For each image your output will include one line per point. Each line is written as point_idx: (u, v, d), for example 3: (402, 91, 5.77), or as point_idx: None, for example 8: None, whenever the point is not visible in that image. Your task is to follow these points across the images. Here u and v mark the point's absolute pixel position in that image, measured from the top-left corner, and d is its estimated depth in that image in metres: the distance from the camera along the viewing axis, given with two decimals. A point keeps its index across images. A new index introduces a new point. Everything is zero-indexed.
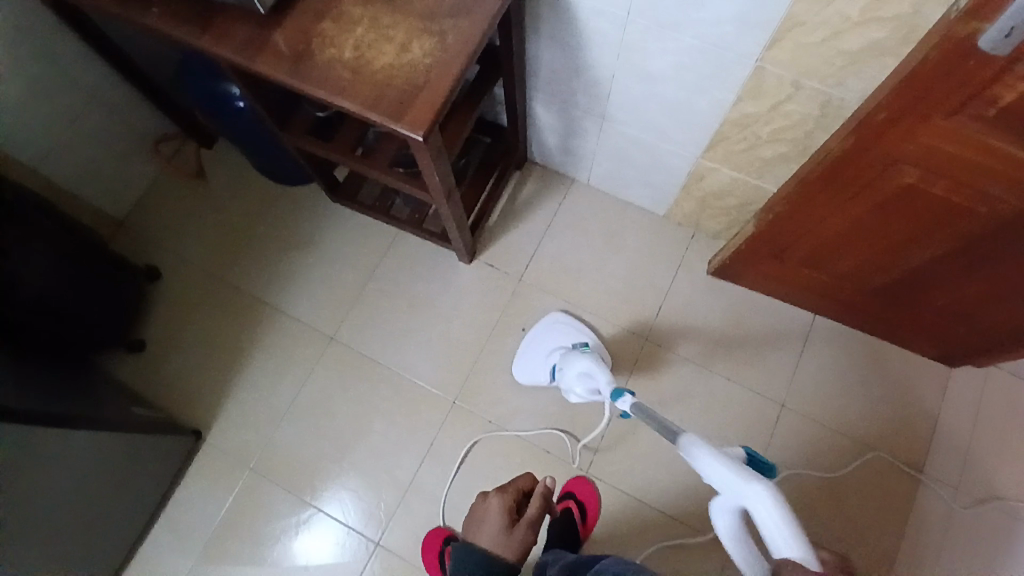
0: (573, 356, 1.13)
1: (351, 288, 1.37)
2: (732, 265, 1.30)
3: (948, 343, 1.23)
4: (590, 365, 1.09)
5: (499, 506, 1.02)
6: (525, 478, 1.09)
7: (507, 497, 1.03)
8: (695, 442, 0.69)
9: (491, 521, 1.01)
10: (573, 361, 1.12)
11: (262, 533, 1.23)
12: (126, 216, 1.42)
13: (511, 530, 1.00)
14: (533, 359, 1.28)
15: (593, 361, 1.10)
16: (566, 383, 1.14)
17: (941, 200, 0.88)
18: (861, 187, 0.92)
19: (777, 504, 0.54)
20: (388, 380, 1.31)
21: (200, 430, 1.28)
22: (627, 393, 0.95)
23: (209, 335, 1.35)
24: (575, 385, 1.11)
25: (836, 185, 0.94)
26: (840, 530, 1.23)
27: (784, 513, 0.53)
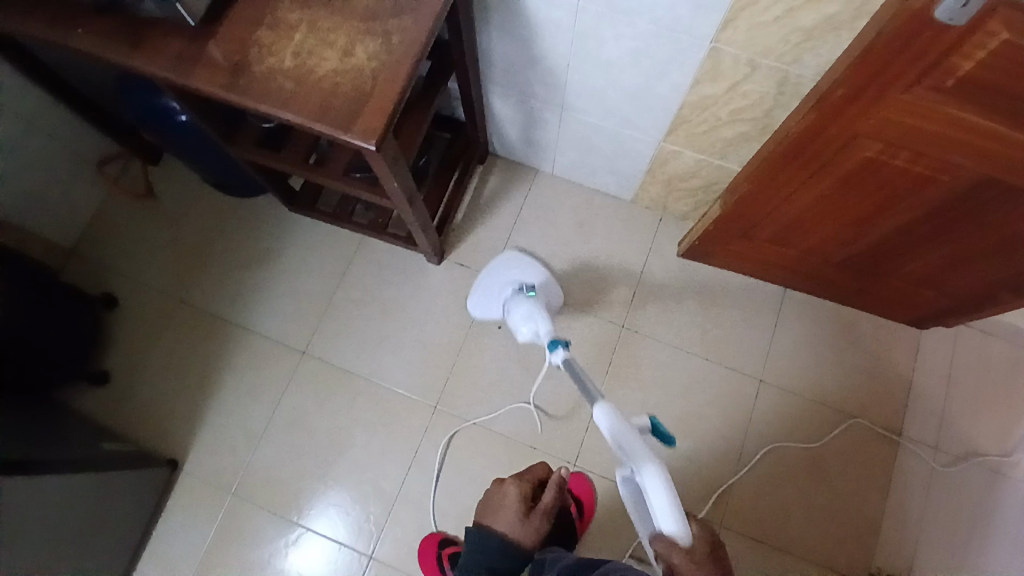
0: (520, 300, 1.15)
1: (319, 299, 1.33)
2: (702, 247, 1.30)
3: (917, 307, 1.25)
4: (534, 311, 1.11)
5: (517, 494, 1.02)
6: (541, 467, 1.08)
7: (524, 486, 1.03)
8: (611, 414, 0.83)
9: (507, 506, 1.01)
10: (519, 306, 1.13)
11: (251, 558, 1.20)
12: (74, 244, 1.36)
13: (527, 518, 1.00)
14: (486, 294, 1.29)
15: (538, 308, 1.12)
16: (512, 324, 1.16)
17: (902, 172, 0.88)
18: (823, 164, 0.92)
19: (667, 494, 0.74)
20: (366, 390, 1.28)
21: (176, 460, 1.24)
22: (560, 345, 1.00)
23: (175, 361, 1.30)
24: (520, 328, 1.12)
25: (799, 164, 0.94)
26: (826, 498, 1.25)
27: (670, 502, 0.74)
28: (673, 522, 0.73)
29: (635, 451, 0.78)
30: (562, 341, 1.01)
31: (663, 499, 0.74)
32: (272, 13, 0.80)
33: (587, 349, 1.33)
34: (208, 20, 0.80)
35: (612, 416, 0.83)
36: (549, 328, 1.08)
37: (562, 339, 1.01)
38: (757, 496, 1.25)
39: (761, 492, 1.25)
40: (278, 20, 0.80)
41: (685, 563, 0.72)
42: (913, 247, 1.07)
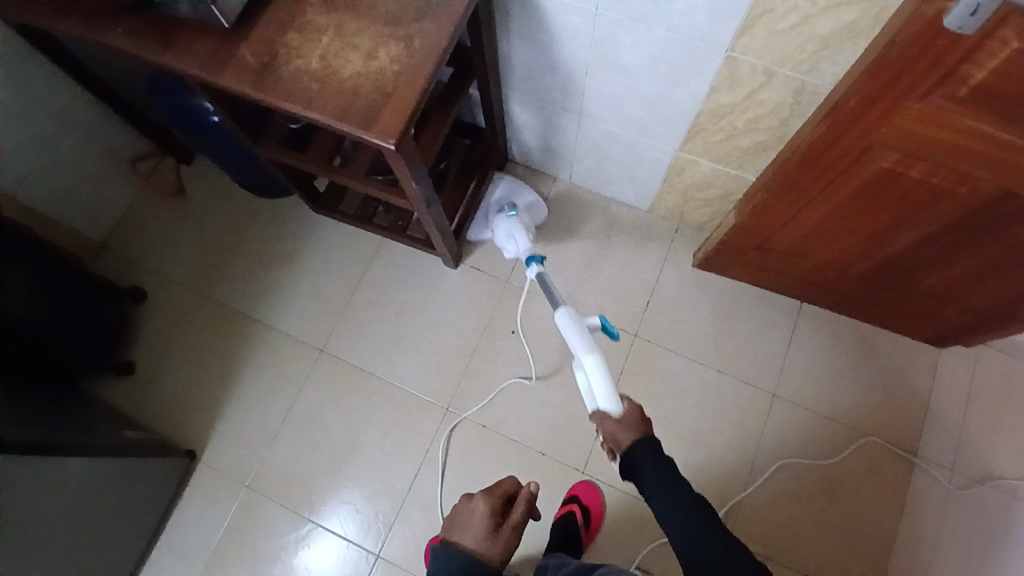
0: (501, 219, 1.29)
1: (337, 298, 1.36)
2: (718, 257, 1.30)
3: (937, 324, 1.24)
4: (515, 230, 1.26)
5: (485, 509, 0.93)
6: (511, 481, 1.00)
7: (494, 499, 0.94)
8: (568, 315, 0.96)
9: (475, 523, 0.92)
10: (500, 225, 1.28)
11: (261, 551, 1.22)
12: (106, 238, 1.41)
13: (496, 532, 0.91)
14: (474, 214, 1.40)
15: (518, 225, 1.27)
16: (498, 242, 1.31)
17: (918, 183, 0.88)
18: (836, 174, 0.92)
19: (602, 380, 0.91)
20: (379, 389, 1.30)
21: (193, 450, 1.27)
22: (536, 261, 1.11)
23: (197, 354, 1.34)
24: (504, 245, 1.28)
25: (814, 174, 0.94)
26: (840, 517, 1.23)
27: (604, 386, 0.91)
28: (608, 402, 0.90)
29: (582, 345, 0.93)
30: (536, 257, 1.12)
31: (602, 387, 0.91)
32: (302, 17, 0.84)
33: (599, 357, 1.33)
34: (241, 22, 0.84)
35: (569, 318, 0.96)
36: (528, 245, 1.24)
37: (537, 257, 1.12)
38: (769, 510, 1.24)
39: (773, 507, 1.24)
40: (307, 23, 0.83)
41: (617, 428, 0.89)
42: (930, 261, 1.06)
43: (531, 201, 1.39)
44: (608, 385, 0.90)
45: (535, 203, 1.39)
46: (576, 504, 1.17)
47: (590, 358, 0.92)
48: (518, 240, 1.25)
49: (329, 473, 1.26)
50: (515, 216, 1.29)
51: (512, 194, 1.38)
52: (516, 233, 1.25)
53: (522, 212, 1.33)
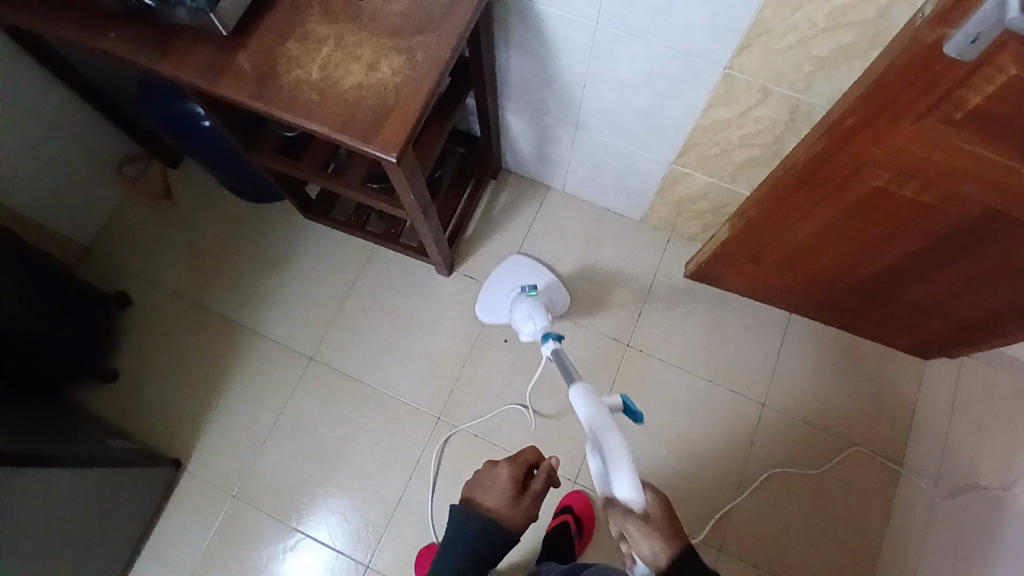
0: (520, 299, 1.17)
1: (328, 305, 1.35)
2: (709, 268, 1.31)
3: (922, 335, 1.26)
4: (533, 309, 1.12)
5: (508, 478, 0.91)
6: (531, 452, 0.95)
7: (518, 468, 0.92)
8: (586, 394, 0.87)
9: (497, 488, 0.91)
10: (519, 304, 1.15)
11: (249, 561, 1.20)
12: (90, 242, 1.38)
13: (517, 499, 0.91)
14: (494, 298, 1.31)
15: (537, 306, 1.14)
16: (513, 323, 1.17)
17: (912, 200, 0.89)
18: (831, 190, 0.94)
19: (624, 460, 0.80)
20: (370, 397, 1.29)
21: (179, 459, 1.25)
22: (552, 337, 1.02)
23: (184, 362, 1.31)
24: (520, 326, 1.13)
25: (808, 189, 0.96)
26: (826, 525, 1.25)
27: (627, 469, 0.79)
28: (626, 490, 0.78)
29: (600, 426, 0.84)
30: (553, 334, 1.03)
31: (621, 472, 0.79)
32: (302, 26, 0.83)
33: (592, 366, 1.34)
34: (240, 31, 0.82)
35: (586, 397, 0.87)
36: (545, 324, 1.10)
37: (554, 333, 1.03)
38: (757, 519, 1.25)
39: (762, 515, 1.25)
40: (307, 33, 0.82)
41: (638, 528, 0.78)
42: (918, 275, 1.08)
43: (556, 291, 1.33)
44: (629, 474, 0.79)
45: (558, 292, 1.33)
46: (569, 514, 1.19)
47: (610, 443, 0.81)
48: (533, 319, 1.11)
49: (319, 481, 1.24)
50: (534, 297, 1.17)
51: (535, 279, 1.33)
52: (531, 309, 1.12)
53: (542, 296, 1.22)
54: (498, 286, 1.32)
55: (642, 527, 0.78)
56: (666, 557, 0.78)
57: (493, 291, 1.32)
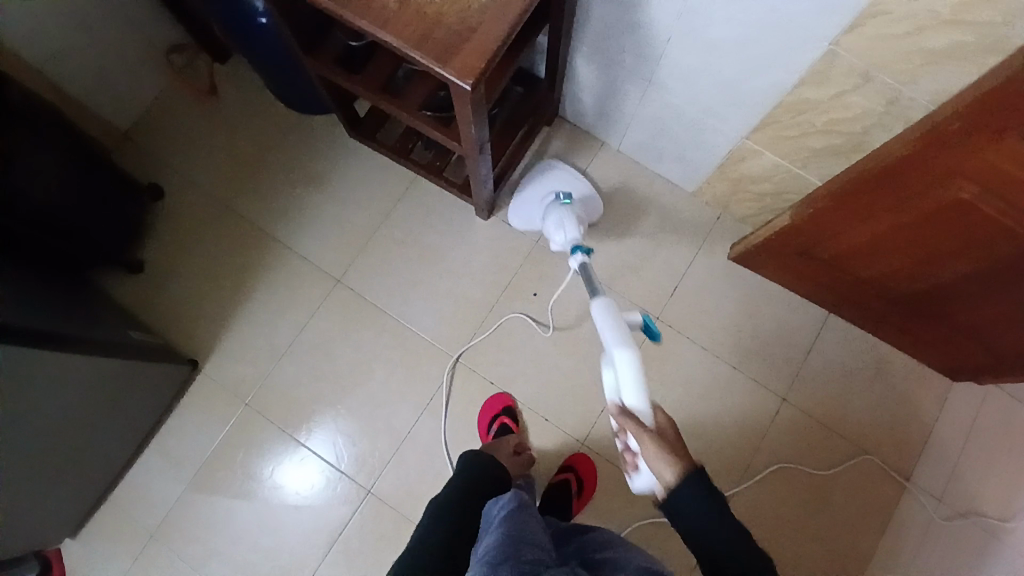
0: (554, 209, 1.17)
1: (360, 230, 1.31)
2: (755, 254, 1.27)
3: (959, 358, 1.23)
4: (566, 219, 1.12)
5: (513, 441, 1.14)
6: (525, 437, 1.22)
7: (520, 439, 1.16)
8: (609, 308, 0.92)
9: (501, 444, 1.13)
10: (553, 213, 1.15)
11: (253, 468, 1.22)
12: (128, 128, 1.34)
13: (513, 458, 1.12)
14: (527, 203, 1.28)
15: (570, 215, 1.13)
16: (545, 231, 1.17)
17: (995, 224, 0.84)
18: (911, 197, 0.89)
19: (633, 367, 0.86)
20: (391, 329, 1.27)
21: (196, 360, 1.25)
22: (582, 250, 1.06)
23: (210, 265, 1.29)
24: (551, 235, 1.13)
25: (884, 190, 0.91)
26: (821, 524, 1.26)
27: (636, 375, 0.85)
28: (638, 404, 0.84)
29: (615, 337, 0.88)
30: (584, 249, 1.06)
31: (630, 381, 0.85)
32: None
33: None
34: None
35: (609, 311, 0.91)
36: (577, 234, 1.11)
37: (585, 247, 1.06)
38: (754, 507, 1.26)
39: (761, 506, 1.26)
40: None
41: (653, 442, 0.78)
42: (975, 298, 1.03)
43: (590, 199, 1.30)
44: (638, 385, 0.85)
45: (594, 202, 1.29)
46: (570, 472, 1.21)
47: (622, 355, 0.87)
48: (564, 228, 1.11)
49: (331, 400, 1.24)
50: (569, 207, 1.16)
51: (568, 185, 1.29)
52: (562, 219, 1.12)
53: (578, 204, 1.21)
54: (532, 189, 1.29)
55: (653, 441, 0.78)
56: (673, 476, 0.76)
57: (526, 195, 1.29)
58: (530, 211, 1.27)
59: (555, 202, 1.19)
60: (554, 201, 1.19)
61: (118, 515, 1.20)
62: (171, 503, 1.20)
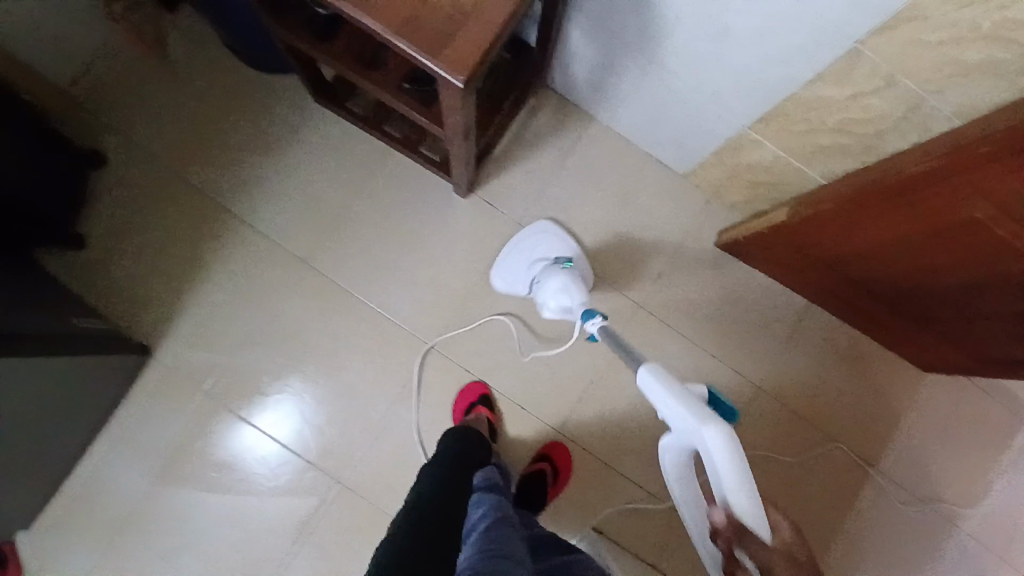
0: (554, 271, 1.09)
1: (329, 206, 1.21)
2: (748, 246, 1.23)
3: (935, 356, 1.24)
4: (570, 284, 1.06)
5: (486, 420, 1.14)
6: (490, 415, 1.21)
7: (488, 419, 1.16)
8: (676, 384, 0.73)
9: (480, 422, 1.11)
10: (553, 275, 1.08)
11: (217, 459, 1.16)
12: (61, 80, 1.18)
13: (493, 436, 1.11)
14: (516, 266, 1.21)
15: (575, 279, 1.07)
16: (543, 295, 1.09)
17: (978, 256, 0.84)
18: (901, 219, 0.89)
19: (727, 446, 0.66)
20: (363, 315, 1.20)
21: (149, 346, 1.15)
22: (597, 315, 0.94)
23: (162, 240, 1.18)
24: (552, 300, 1.06)
25: (896, 199, 0.86)
26: (788, 510, 1.29)
27: (731, 457, 0.66)
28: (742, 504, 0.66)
29: (696, 417, 0.69)
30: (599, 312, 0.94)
31: (728, 470, 0.66)
32: None
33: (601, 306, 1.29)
34: None
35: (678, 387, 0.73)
36: (583, 301, 1.05)
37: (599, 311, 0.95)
38: None
39: None
40: None
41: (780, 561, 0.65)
42: (974, 314, 0.98)
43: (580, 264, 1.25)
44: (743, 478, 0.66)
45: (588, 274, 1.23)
46: (546, 461, 1.19)
47: (711, 438, 0.67)
48: (570, 292, 1.05)
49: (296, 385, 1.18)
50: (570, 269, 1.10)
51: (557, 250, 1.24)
52: (568, 283, 1.06)
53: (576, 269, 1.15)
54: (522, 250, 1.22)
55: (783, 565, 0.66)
56: None
57: (515, 256, 1.22)
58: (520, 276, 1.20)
59: (554, 264, 1.12)
60: (554, 263, 1.12)
61: (69, 509, 1.13)
62: (130, 496, 1.14)
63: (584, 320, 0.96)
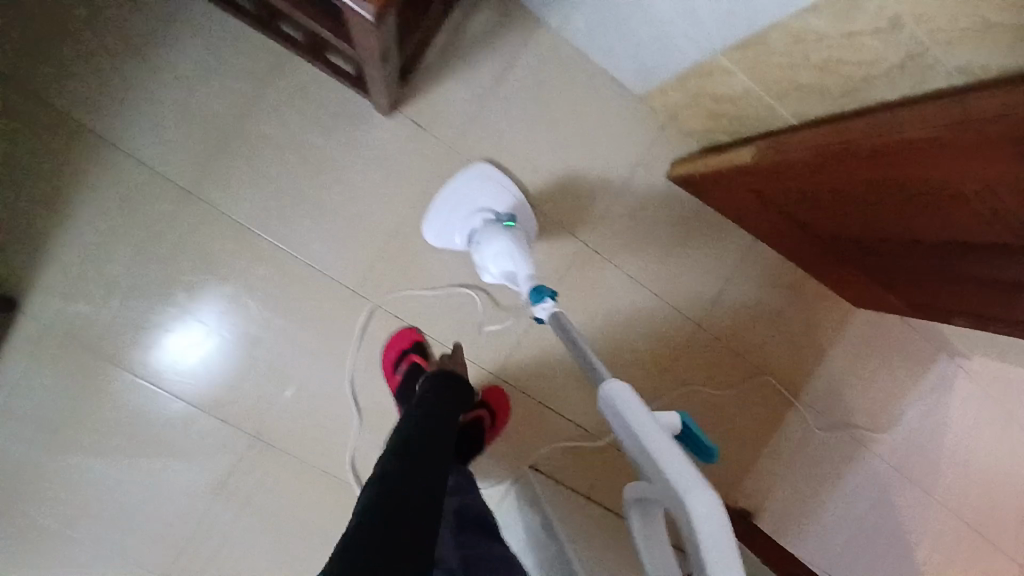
0: (497, 234, 1.02)
1: (221, 123, 1.03)
2: (702, 180, 1.18)
3: (858, 292, 1.29)
4: (511, 250, 1.00)
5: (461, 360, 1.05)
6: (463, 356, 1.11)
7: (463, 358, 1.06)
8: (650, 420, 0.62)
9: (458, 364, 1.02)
10: (495, 239, 1.01)
11: (113, 422, 1.02)
12: None
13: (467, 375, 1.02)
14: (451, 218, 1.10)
15: (517, 244, 1.01)
16: (484, 259, 1.03)
17: (984, 225, 0.79)
18: (901, 183, 0.81)
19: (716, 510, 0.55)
20: (269, 259, 1.06)
21: (10, 297, 0.96)
22: (547, 297, 0.86)
23: (9, 167, 0.96)
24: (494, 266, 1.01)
25: (870, 166, 0.82)
26: (720, 441, 1.32)
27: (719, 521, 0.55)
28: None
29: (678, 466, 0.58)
30: (549, 291, 0.87)
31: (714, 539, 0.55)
32: None
33: (541, 238, 1.21)
34: None
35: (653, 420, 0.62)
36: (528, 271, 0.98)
37: (549, 289, 0.87)
38: None
39: None
40: None
41: None
42: (918, 266, 1.02)
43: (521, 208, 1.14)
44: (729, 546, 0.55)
45: (530, 223, 1.15)
46: (484, 409, 1.13)
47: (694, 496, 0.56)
48: (513, 259, 0.99)
49: (220, 330, 1.05)
50: (512, 231, 1.03)
51: (498, 197, 1.13)
52: (512, 250, 0.99)
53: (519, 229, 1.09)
54: (459, 198, 1.10)
55: None
56: None
57: (449, 202, 1.10)
58: (455, 228, 1.11)
59: (496, 223, 1.05)
60: (496, 222, 1.05)
61: None
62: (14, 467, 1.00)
63: (534, 302, 0.88)
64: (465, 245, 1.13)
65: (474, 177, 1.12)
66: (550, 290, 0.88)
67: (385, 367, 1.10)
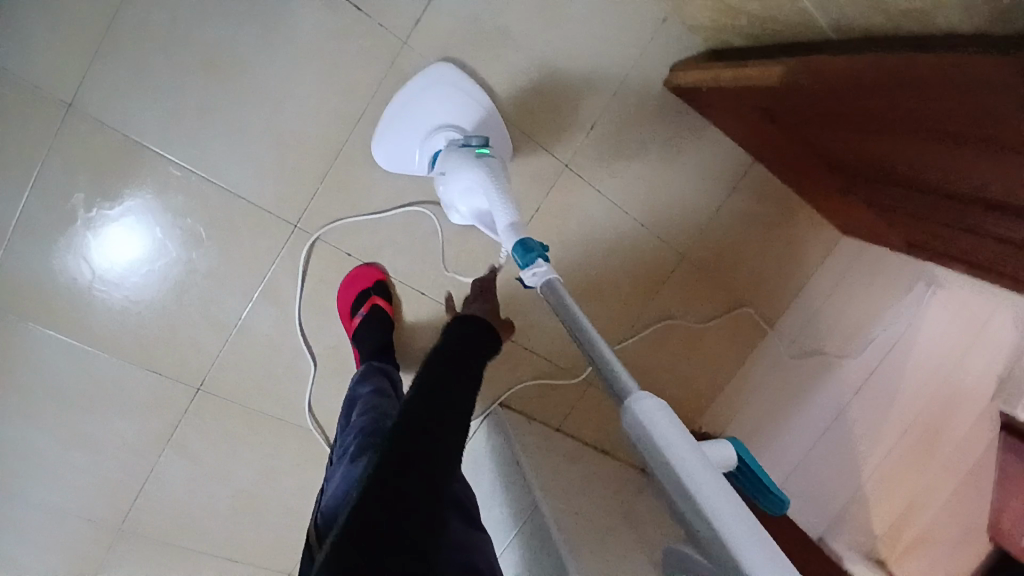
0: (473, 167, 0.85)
1: (103, 11, 0.80)
2: (703, 94, 1.03)
3: (848, 221, 1.21)
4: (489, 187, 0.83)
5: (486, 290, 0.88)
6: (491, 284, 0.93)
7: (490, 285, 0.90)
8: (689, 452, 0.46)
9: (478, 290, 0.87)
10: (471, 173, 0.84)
11: (23, 384, 0.89)
12: None
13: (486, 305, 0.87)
14: (404, 136, 0.92)
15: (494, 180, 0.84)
16: (459, 196, 0.87)
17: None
18: (959, 127, 0.68)
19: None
20: (187, 187, 0.89)
21: None
22: (540, 258, 0.70)
23: None
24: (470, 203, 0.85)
25: (911, 101, 0.71)
26: (693, 369, 1.29)
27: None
28: None
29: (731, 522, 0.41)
30: (539, 250, 0.71)
31: None
32: None
33: (517, 159, 1.05)
34: None
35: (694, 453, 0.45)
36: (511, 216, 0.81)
37: (540, 248, 0.71)
38: (637, 360, 1.24)
39: (646, 355, 1.24)
40: None
41: None
42: (920, 214, 0.94)
43: (493, 124, 0.96)
44: None
45: (505, 142, 0.98)
46: None
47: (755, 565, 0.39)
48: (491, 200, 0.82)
49: (138, 275, 0.90)
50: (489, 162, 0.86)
51: (461, 108, 0.94)
52: (485, 184, 0.84)
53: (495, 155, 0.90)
54: (415, 111, 0.92)
55: None
56: None
57: (404, 117, 0.91)
58: (410, 146, 0.93)
59: (468, 150, 0.87)
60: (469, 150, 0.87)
61: None
62: None
63: (520, 262, 0.72)
64: (425, 167, 0.95)
65: (432, 83, 0.92)
66: (538, 246, 0.72)
67: (341, 308, 0.99)
